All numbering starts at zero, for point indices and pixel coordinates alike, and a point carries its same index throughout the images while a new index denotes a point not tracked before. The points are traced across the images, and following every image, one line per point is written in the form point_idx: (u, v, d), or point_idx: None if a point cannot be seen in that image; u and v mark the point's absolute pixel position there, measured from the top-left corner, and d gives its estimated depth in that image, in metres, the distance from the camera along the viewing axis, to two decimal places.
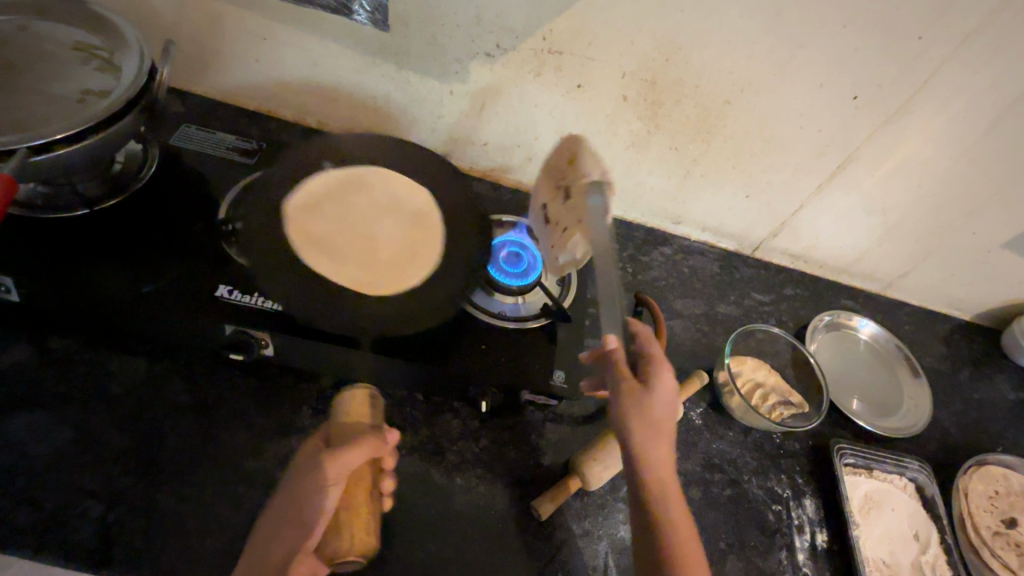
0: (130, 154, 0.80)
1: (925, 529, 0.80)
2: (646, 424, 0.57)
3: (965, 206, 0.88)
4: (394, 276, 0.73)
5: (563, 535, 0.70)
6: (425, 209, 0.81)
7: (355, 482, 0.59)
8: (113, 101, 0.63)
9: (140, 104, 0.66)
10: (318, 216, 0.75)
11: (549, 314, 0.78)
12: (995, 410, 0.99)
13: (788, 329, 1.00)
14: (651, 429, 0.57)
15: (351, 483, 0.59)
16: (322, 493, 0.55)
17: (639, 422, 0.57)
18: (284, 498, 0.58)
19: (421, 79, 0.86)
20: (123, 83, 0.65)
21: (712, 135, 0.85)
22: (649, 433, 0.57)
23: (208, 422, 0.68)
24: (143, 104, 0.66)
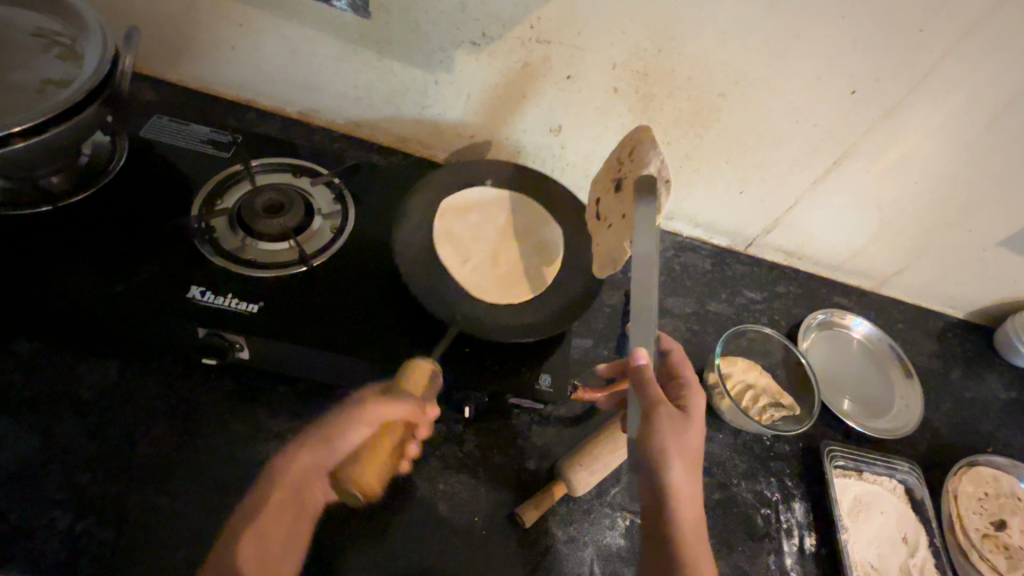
0: (95, 144, 0.77)
1: (914, 532, 0.79)
2: (679, 447, 0.57)
3: (963, 203, 0.86)
4: (499, 287, 0.77)
5: (548, 542, 0.69)
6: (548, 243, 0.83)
7: (378, 437, 0.62)
8: (73, 92, 0.59)
9: (104, 95, 0.62)
10: (461, 219, 0.83)
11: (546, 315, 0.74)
12: (986, 410, 0.98)
13: (780, 327, 0.98)
14: (684, 452, 0.58)
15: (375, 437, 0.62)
16: (348, 432, 0.60)
17: (672, 444, 0.57)
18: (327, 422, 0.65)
19: (404, 69, 0.82)
20: (85, 72, 0.61)
21: (706, 129, 0.82)
22: (680, 454, 0.57)
23: (182, 427, 0.66)
24: (107, 94, 0.63)
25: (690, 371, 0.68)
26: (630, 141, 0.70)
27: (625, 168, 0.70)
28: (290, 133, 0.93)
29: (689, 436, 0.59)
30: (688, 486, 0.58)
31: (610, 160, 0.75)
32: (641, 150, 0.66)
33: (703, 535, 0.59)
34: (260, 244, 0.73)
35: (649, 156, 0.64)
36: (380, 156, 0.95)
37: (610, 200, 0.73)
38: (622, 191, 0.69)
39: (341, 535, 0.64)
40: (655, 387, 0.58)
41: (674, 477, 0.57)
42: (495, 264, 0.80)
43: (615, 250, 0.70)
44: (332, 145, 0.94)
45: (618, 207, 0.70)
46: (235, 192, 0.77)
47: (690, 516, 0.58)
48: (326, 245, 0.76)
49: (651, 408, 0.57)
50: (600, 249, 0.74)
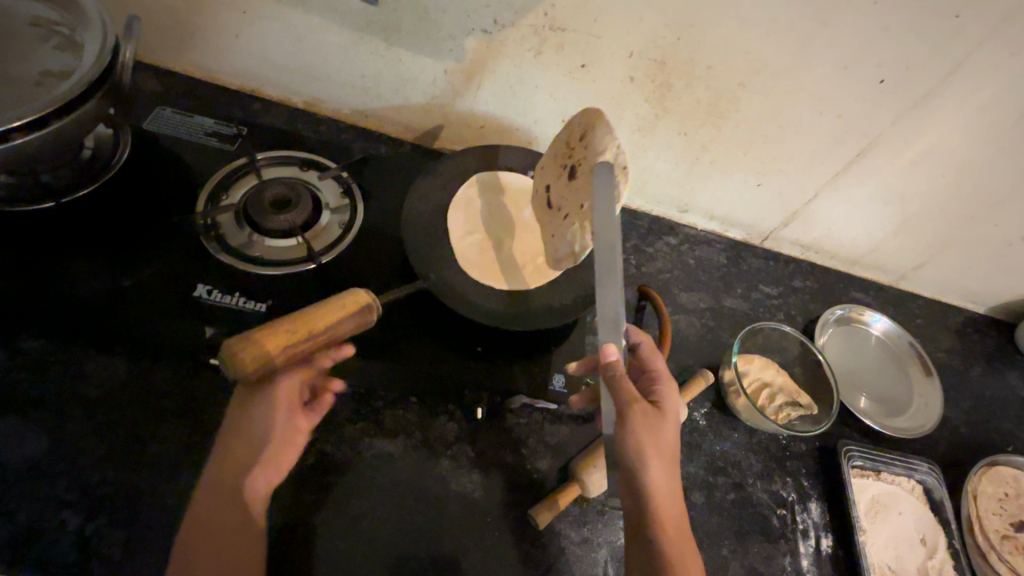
0: (99, 139, 0.75)
1: (933, 533, 0.78)
2: (655, 443, 0.57)
3: (990, 197, 0.83)
4: (488, 266, 0.76)
5: (561, 543, 0.68)
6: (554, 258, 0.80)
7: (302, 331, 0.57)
8: (74, 84, 0.57)
9: (105, 87, 0.60)
10: (488, 195, 0.84)
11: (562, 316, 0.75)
12: (1006, 408, 0.96)
13: (796, 323, 0.96)
14: (659, 447, 0.57)
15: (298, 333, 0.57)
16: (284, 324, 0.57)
17: (648, 440, 0.56)
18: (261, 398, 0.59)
19: (413, 58, 0.79)
20: (84, 64, 0.59)
21: (725, 120, 0.80)
22: (654, 449, 0.57)
23: (191, 427, 0.65)
24: (108, 87, 0.61)
25: (662, 365, 0.67)
26: (579, 127, 0.69)
27: (576, 154, 0.68)
28: (297, 124, 0.91)
29: (663, 431, 0.58)
30: (668, 482, 0.57)
31: (558, 143, 0.74)
32: (592, 136, 0.65)
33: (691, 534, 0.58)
34: (267, 241, 0.72)
35: (604, 142, 0.63)
36: (388, 148, 0.93)
37: (562, 188, 0.72)
38: (575, 180, 0.68)
39: (352, 535, 0.63)
40: (626, 382, 0.58)
41: (652, 474, 0.56)
42: (504, 250, 0.80)
43: (574, 239, 0.68)
44: (339, 136, 0.91)
45: (574, 197, 0.68)
46: (240, 185, 0.76)
47: (674, 514, 0.57)
48: (333, 242, 0.74)
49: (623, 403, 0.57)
50: (556, 241, 0.73)
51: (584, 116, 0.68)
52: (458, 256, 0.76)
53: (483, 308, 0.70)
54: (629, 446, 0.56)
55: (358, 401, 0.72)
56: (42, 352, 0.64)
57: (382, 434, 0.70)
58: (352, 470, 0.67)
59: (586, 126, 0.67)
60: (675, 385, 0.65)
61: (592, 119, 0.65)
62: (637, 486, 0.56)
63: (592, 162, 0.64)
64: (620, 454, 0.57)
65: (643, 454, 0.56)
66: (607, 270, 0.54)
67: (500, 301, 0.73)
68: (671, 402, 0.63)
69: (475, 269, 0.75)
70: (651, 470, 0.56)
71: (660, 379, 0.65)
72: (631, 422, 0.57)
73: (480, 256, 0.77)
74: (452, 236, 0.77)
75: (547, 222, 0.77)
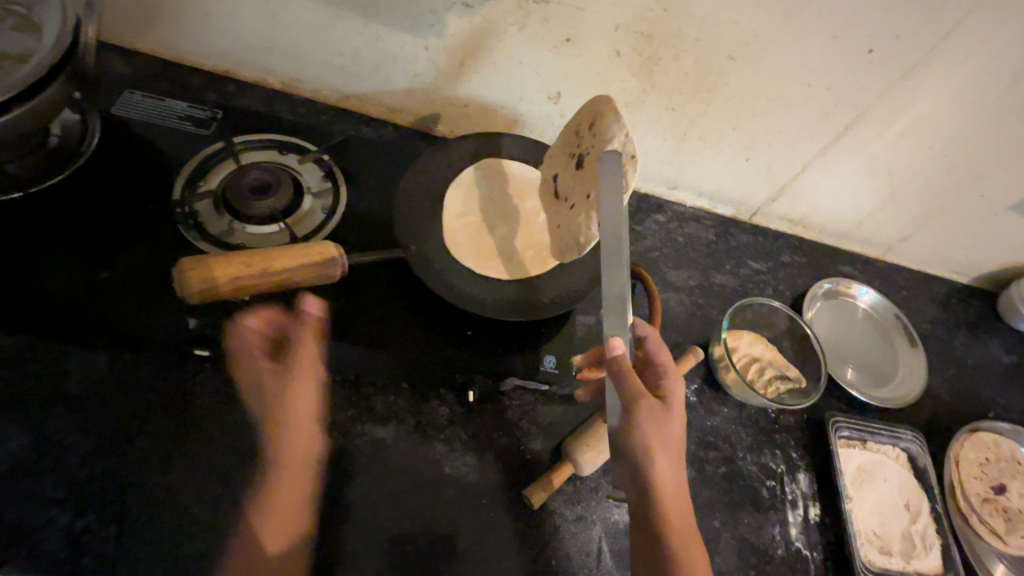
0: (67, 123, 0.72)
1: (916, 499, 0.80)
2: (659, 440, 0.57)
3: (977, 167, 0.83)
4: (478, 250, 0.74)
5: (556, 520, 0.69)
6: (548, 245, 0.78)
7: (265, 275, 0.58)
8: (32, 69, 0.54)
9: (67, 71, 0.57)
10: (478, 178, 0.81)
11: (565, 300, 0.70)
12: (988, 375, 0.98)
13: (785, 298, 0.97)
14: (664, 443, 0.57)
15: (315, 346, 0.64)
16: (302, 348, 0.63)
17: (655, 438, 0.57)
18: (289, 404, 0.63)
19: (392, 34, 0.77)
20: (43, 46, 0.56)
21: (713, 94, 0.78)
22: (661, 446, 0.57)
23: (179, 419, 0.64)
24: (70, 71, 0.58)
25: (667, 355, 0.66)
26: (589, 114, 0.66)
27: (586, 142, 0.66)
28: (275, 106, 0.88)
29: (669, 427, 0.58)
30: (671, 476, 0.58)
31: (568, 130, 0.71)
32: (603, 123, 0.63)
33: (693, 522, 0.60)
34: (248, 227, 0.69)
35: (613, 129, 0.61)
36: (370, 129, 0.90)
37: (571, 177, 0.69)
38: (584, 167, 0.66)
39: (347, 522, 0.63)
40: (633, 379, 0.57)
41: (656, 470, 0.57)
42: (495, 233, 0.77)
43: (580, 228, 0.65)
44: (318, 118, 0.89)
45: (582, 186, 0.66)
46: (219, 171, 0.73)
47: (677, 505, 0.59)
48: (317, 228, 0.71)
49: (629, 401, 0.56)
50: (561, 231, 0.70)
51: (593, 103, 0.66)
52: (447, 238, 0.73)
53: (476, 294, 0.69)
54: (635, 445, 0.56)
55: (348, 388, 0.72)
56: (18, 347, 0.62)
57: (373, 420, 0.70)
58: (346, 456, 0.67)
59: (595, 113, 0.65)
60: (682, 377, 0.65)
61: (603, 105, 0.63)
62: (644, 481, 0.57)
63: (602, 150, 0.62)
64: (627, 453, 0.57)
65: (648, 451, 0.56)
66: (616, 247, 0.55)
67: (492, 288, 0.71)
68: (678, 394, 0.62)
69: (464, 251, 0.73)
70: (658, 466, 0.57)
71: (667, 370, 0.65)
72: (637, 420, 0.56)
73: (469, 237, 0.75)
74: (443, 218, 0.75)
75: (552, 211, 0.74)
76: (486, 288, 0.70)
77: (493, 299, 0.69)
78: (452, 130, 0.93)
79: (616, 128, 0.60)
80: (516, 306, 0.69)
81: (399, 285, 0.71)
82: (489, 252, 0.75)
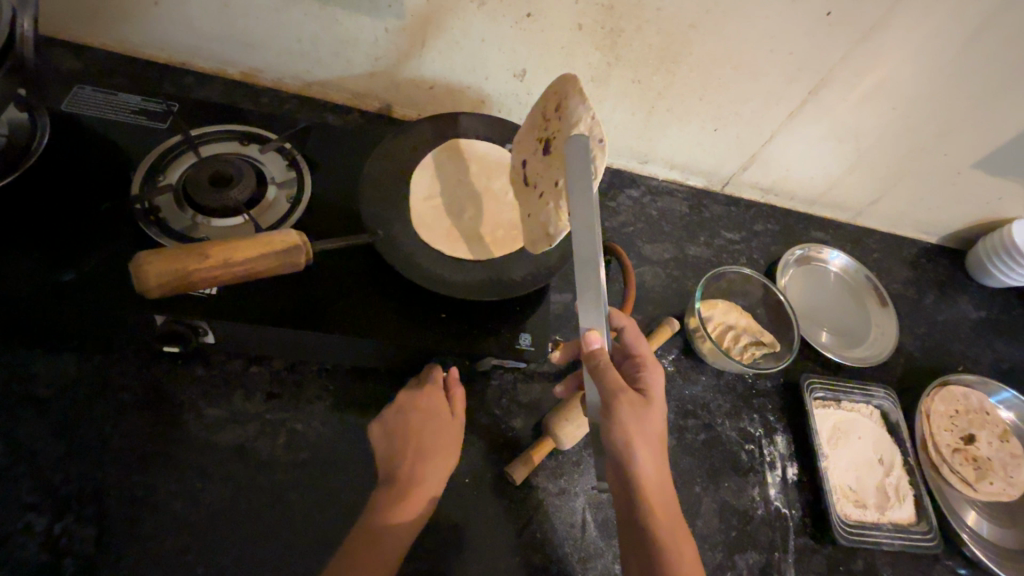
0: (13, 124, 0.69)
1: (890, 453, 0.82)
2: (642, 432, 0.56)
3: (939, 126, 0.84)
4: (446, 233, 0.74)
5: (539, 495, 0.70)
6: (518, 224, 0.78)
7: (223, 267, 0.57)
8: None
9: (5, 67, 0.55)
10: (445, 160, 0.80)
11: (536, 278, 0.70)
12: (957, 331, 1.01)
13: (759, 266, 0.98)
14: (647, 435, 0.57)
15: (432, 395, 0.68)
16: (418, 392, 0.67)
17: (638, 432, 0.56)
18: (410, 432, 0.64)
19: (349, 17, 0.75)
20: None
21: (678, 64, 0.78)
22: (645, 438, 0.56)
23: (154, 418, 0.63)
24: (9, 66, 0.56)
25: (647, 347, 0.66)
26: (556, 94, 0.64)
27: (552, 126, 0.64)
28: (235, 97, 0.86)
29: (651, 420, 0.58)
30: (656, 469, 0.58)
31: (535, 113, 0.69)
32: (568, 106, 0.61)
33: (682, 515, 0.59)
34: (210, 221, 0.68)
35: (578, 112, 0.59)
36: (335, 116, 0.89)
37: (538, 162, 0.68)
38: (550, 152, 0.64)
39: (331, 509, 0.64)
40: (612, 371, 0.56)
41: (641, 463, 0.56)
42: (464, 215, 0.77)
43: (548, 219, 0.64)
44: (281, 107, 0.87)
45: (550, 173, 0.64)
46: (179, 165, 0.72)
47: (664, 498, 0.58)
48: (282, 218, 0.70)
49: (610, 394, 0.56)
50: (531, 219, 0.69)
51: (559, 84, 0.64)
52: (414, 221, 0.72)
53: (445, 277, 0.69)
54: (618, 439, 0.56)
55: (325, 377, 0.71)
56: None
57: (353, 408, 0.70)
58: (327, 444, 0.67)
59: (561, 95, 0.63)
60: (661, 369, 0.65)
61: (568, 88, 0.61)
62: (626, 475, 0.57)
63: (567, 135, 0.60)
64: (610, 447, 0.56)
65: (631, 444, 0.56)
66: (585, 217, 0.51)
67: (464, 270, 0.71)
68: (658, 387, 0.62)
69: (433, 234, 0.72)
70: (642, 459, 0.56)
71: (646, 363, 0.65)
72: (619, 413, 0.55)
73: (438, 219, 0.74)
74: (410, 202, 0.74)
75: (520, 195, 0.73)
76: (457, 270, 0.70)
77: (463, 282, 0.69)
78: (419, 113, 0.91)
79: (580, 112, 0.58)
80: (486, 289, 0.68)
81: (371, 272, 0.70)
82: (459, 233, 0.74)
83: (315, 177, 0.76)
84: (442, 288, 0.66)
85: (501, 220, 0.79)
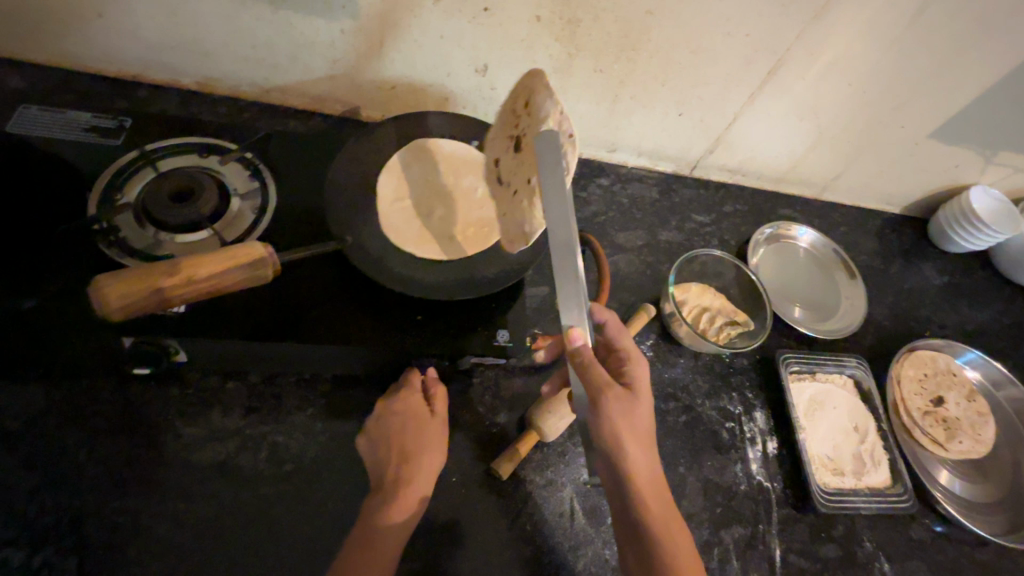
0: None
1: (864, 420, 0.84)
2: (630, 427, 0.57)
3: (895, 100, 0.86)
4: (415, 234, 0.73)
5: (526, 488, 0.70)
6: (487, 220, 0.78)
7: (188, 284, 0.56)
8: None
9: None
10: (411, 160, 0.80)
11: (508, 276, 0.70)
12: (923, 297, 1.04)
13: (730, 246, 1.00)
14: (634, 429, 0.58)
15: (412, 395, 0.68)
16: (395, 394, 0.67)
17: (625, 426, 0.57)
18: (392, 436, 0.64)
19: (303, 20, 0.73)
20: None
21: (638, 51, 0.78)
22: (633, 435, 0.57)
23: (130, 442, 0.62)
24: None
25: (630, 340, 0.68)
26: (523, 92, 0.65)
27: (523, 123, 0.64)
28: (192, 108, 0.84)
29: (638, 413, 0.59)
30: (645, 460, 0.59)
31: (506, 111, 0.69)
32: (536, 103, 0.61)
33: (672, 504, 0.61)
34: (171, 238, 0.66)
35: (547, 107, 0.59)
36: (297, 121, 0.87)
37: (512, 161, 0.68)
38: (523, 150, 0.64)
39: (319, 518, 0.63)
40: (598, 369, 0.57)
41: (629, 456, 0.57)
42: (432, 215, 0.77)
43: (525, 216, 0.64)
44: (241, 115, 0.85)
45: (523, 170, 0.64)
46: (137, 181, 0.70)
47: (654, 488, 0.59)
48: (247, 229, 0.69)
49: (597, 391, 0.56)
50: (508, 218, 0.69)
51: (524, 81, 0.64)
52: (383, 225, 0.72)
53: (416, 280, 0.69)
54: (606, 433, 0.57)
55: (304, 387, 0.71)
56: None
57: (335, 416, 0.70)
58: (311, 453, 0.67)
59: (529, 92, 0.63)
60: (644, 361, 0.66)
61: (534, 83, 0.61)
62: (617, 468, 0.58)
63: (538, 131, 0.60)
64: (599, 442, 0.58)
65: (619, 439, 0.57)
66: (559, 217, 0.52)
67: (436, 271, 0.70)
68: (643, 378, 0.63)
69: (404, 237, 0.72)
70: (631, 455, 0.57)
71: (629, 355, 0.66)
72: (606, 410, 0.56)
73: (407, 221, 0.74)
74: (377, 206, 0.73)
75: (495, 195, 0.73)
76: (429, 273, 0.70)
77: (435, 284, 0.69)
78: (383, 113, 0.90)
79: (549, 107, 0.59)
80: (459, 291, 0.68)
81: (343, 278, 0.70)
82: (429, 234, 0.74)
83: (280, 185, 0.75)
84: (414, 291, 0.66)
85: (471, 217, 0.78)
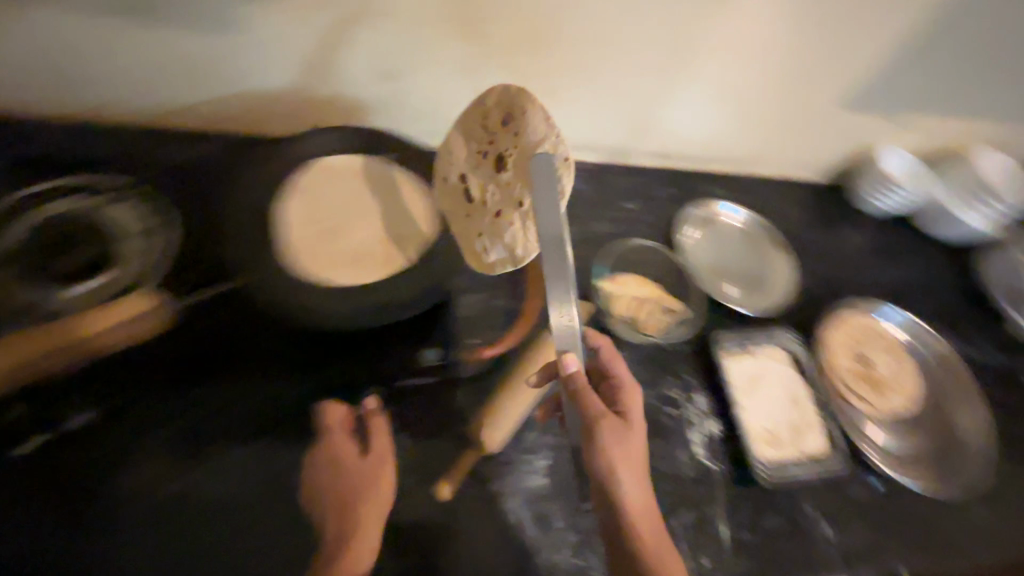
0: None
1: (798, 390, 0.88)
2: (623, 453, 0.62)
3: (801, 72, 0.87)
4: (320, 263, 0.71)
5: (470, 505, 0.69)
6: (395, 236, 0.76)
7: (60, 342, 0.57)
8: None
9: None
10: (321, 180, 0.77)
11: (418, 292, 0.67)
12: (851, 261, 1.08)
13: (660, 233, 1.00)
14: (627, 457, 0.62)
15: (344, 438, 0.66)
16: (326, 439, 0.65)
17: (618, 451, 0.62)
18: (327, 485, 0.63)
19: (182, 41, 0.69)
20: None
21: (542, 44, 0.77)
22: (623, 459, 0.62)
23: (30, 512, 0.59)
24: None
25: (626, 371, 0.71)
26: (499, 112, 0.67)
27: (498, 140, 0.67)
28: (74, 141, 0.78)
29: (630, 441, 0.63)
30: (638, 489, 0.63)
31: (470, 120, 0.70)
32: (523, 124, 0.63)
33: (666, 535, 0.63)
34: (57, 291, 0.62)
35: (537, 131, 0.63)
36: (196, 147, 0.82)
37: (485, 177, 0.69)
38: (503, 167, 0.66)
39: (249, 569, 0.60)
40: (589, 393, 0.60)
41: (624, 485, 0.62)
42: (337, 241, 0.74)
43: (515, 238, 0.67)
44: (132, 145, 0.80)
45: (504, 190, 0.66)
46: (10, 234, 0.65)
47: (647, 519, 0.63)
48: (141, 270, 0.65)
49: (591, 422, 0.61)
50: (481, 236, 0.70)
51: (504, 95, 0.66)
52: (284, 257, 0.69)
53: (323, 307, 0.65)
54: (603, 464, 0.61)
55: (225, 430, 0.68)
56: None
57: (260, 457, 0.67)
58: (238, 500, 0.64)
59: (508, 113, 0.66)
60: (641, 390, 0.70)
61: (522, 101, 0.63)
62: (610, 496, 0.62)
63: (529, 153, 0.62)
64: (594, 472, 0.62)
65: (613, 467, 0.61)
66: (552, 252, 0.53)
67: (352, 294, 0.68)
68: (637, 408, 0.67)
69: (316, 264, 0.71)
70: (624, 482, 0.61)
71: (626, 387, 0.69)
72: (597, 436, 0.61)
73: (318, 248, 0.72)
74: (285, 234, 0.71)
75: (449, 210, 0.73)
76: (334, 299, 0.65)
77: (338, 312, 0.64)
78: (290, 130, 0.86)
79: (542, 132, 0.62)
80: (368, 298, 0.66)
81: None
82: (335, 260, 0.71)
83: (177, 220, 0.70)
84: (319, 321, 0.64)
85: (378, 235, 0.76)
